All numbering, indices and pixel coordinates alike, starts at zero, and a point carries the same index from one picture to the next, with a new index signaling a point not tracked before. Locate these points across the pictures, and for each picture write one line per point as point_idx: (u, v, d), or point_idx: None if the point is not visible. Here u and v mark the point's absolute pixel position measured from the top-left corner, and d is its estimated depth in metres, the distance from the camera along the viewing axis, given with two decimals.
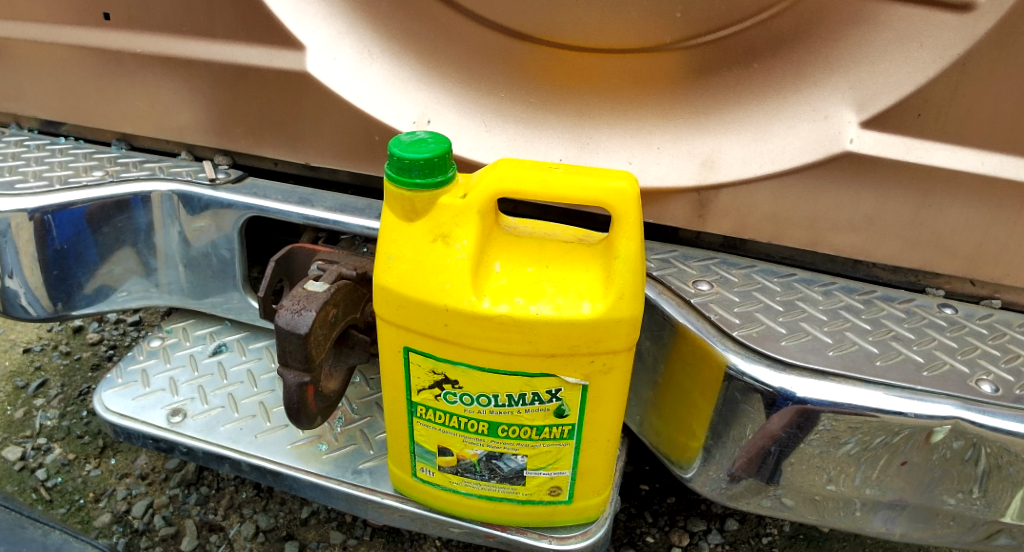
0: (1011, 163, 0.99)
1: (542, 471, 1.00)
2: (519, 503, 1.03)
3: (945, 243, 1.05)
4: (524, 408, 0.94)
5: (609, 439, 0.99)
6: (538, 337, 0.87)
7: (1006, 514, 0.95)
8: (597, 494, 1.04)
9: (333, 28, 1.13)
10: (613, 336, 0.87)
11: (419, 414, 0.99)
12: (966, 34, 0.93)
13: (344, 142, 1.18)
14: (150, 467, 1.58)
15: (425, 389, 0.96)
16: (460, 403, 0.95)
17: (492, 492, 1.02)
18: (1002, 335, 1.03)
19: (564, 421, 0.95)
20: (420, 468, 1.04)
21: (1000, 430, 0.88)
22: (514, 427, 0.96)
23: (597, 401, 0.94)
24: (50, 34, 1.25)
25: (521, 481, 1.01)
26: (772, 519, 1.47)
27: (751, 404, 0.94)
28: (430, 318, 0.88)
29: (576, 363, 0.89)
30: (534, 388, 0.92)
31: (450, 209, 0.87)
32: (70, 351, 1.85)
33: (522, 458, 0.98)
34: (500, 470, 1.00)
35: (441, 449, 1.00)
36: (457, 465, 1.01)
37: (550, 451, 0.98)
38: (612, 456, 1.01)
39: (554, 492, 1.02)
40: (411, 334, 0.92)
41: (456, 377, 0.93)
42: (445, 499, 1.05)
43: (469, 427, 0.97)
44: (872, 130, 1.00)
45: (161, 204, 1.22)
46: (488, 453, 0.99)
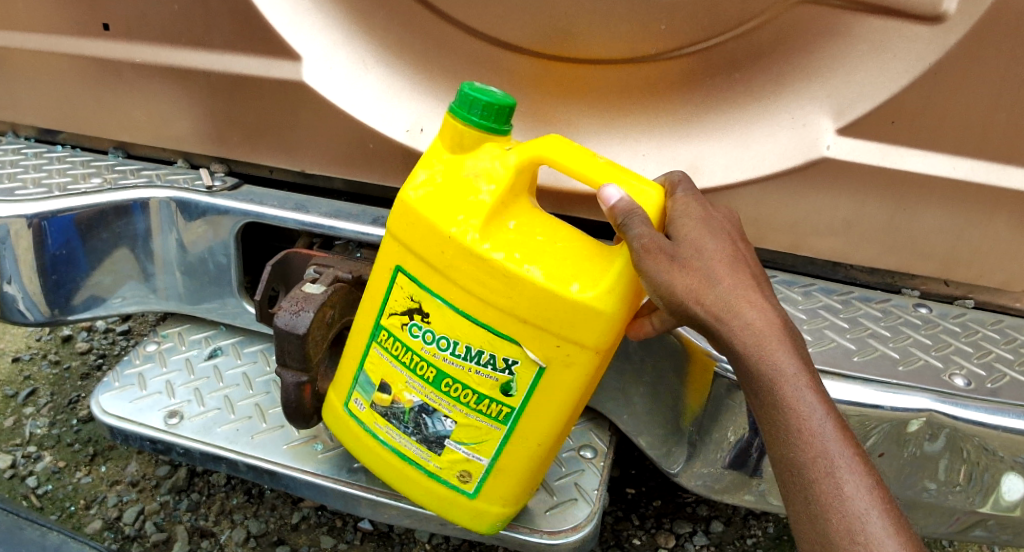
0: (981, 168, 1.04)
1: (462, 448, 0.99)
2: (428, 476, 1.03)
3: (920, 246, 1.10)
4: (477, 367, 0.94)
5: (538, 445, 0.98)
6: (519, 295, 0.89)
7: (984, 504, 0.98)
8: (493, 502, 1.02)
9: (329, 38, 1.16)
10: (584, 330, 0.89)
11: (380, 341, 1.01)
12: (936, 46, 0.98)
13: (338, 150, 1.21)
14: (141, 474, 1.58)
15: (397, 314, 0.98)
16: (420, 339, 0.97)
17: (407, 451, 1.02)
18: (975, 333, 1.08)
19: (507, 400, 0.95)
20: (354, 401, 1.05)
21: (975, 421, 0.93)
22: (460, 386, 0.96)
23: (545, 391, 0.94)
24: (50, 44, 1.28)
25: (438, 451, 1.01)
26: (757, 521, 1.50)
27: (734, 400, 0.98)
28: (429, 249, 0.92)
29: (540, 339, 0.90)
30: (490, 350, 0.93)
31: (491, 155, 0.92)
32: (60, 360, 1.86)
33: (450, 424, 0.99)
34: (424, 433, 1.00)
35: (383, 384, 1.02)
36: (389, 408, 1.02)
37: (479, 428, 0.98)
38: (534, 467, 1.00)
39: (462, 477, 1.01)
40: (409, 259, 0.95)
41: (429, 309, 0.95)
42: (364, 440, 1.06)
43: (417, 370, 0.98)
44: (848, 137, 1.05)
45: (160, 210, 1.24)
46: (420, 403, 0.99)
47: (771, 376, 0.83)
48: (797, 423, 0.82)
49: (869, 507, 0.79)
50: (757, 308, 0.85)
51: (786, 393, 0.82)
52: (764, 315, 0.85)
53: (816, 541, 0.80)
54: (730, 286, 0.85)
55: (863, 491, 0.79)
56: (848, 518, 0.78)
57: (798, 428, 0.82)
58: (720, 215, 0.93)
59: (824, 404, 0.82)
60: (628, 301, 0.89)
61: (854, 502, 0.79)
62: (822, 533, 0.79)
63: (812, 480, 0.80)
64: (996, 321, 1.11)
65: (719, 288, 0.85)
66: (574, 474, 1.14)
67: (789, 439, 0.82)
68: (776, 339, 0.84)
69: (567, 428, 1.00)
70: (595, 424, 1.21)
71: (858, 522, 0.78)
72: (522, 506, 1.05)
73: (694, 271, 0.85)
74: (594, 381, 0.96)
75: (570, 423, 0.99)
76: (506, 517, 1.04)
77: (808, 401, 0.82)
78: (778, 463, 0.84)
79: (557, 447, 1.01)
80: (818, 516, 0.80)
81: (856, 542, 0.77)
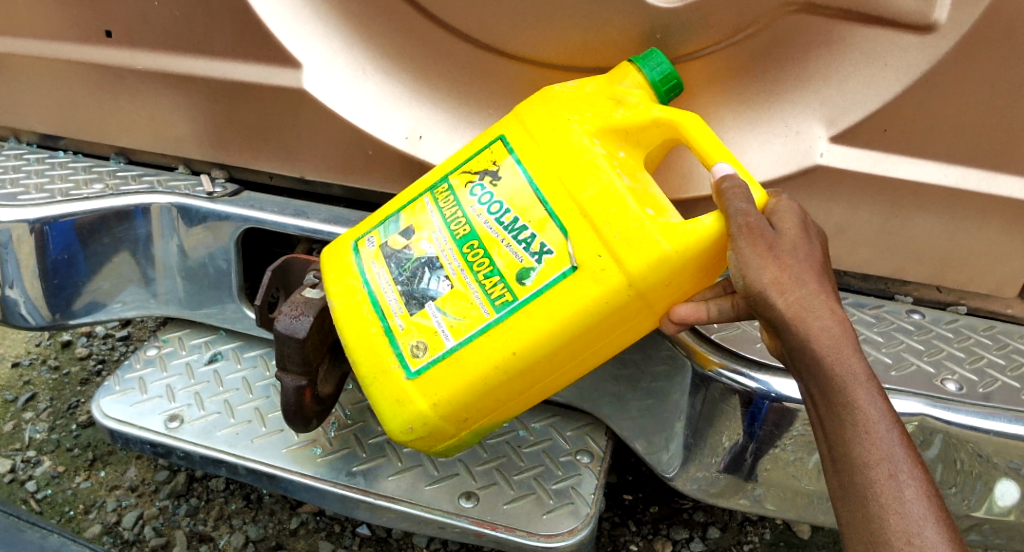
0: (972, 176, 1.05)
1: (435, 316, 0.98)
2: (386, 332, 1.00)
3: (913, 252, 1.12)
4: (512, 242, 0.96)
5: (511, 357, 0.93)
6: (594, 190, 0.92)
7: (978, 509, 0.98)
8: (424, 395, 0.96)
9: (329, 46, 1.17)
10: (629, 251, 0.89)
11: (434, 193, 1.05)
12: (928, 54, 0.99)
13: (338, 155, 1.23)
14: (140, 479, 1.58)
15: (469, 173, 1.03)
16: (476, 198, 1.00)
17: (382, 299, 1.02)
18: (967, 339, 1.09)
19: (512, 287, 0.94)
20: (368, 239, 1.07)
21: (965, 426, 0.94)
22: (482, 255, 0.97)
23: (558, 296, 0.92)
24: (53, 51, 1.29)
25: (411, 309, 0.99)
26: (753, 527, 1.51)
27: (728, 404, 1.00)
28: (538, 126, 0.98)
29: (582, 237, 0.92)
30: (532, 231, 0.95)
31: (637, 96, 0.99)
32: (59, 366, 1.86)
33: (444, 287, 0.99)
34: (412, 287, 1.01)
35: (407, 230, 1.04)
36: (397, 252, 1.03)
37: (467, 304, 0.97)
38: (487, 379, 0.94)
39: (414, 350, 0.97)
40: (512, 129, 1.01)
41: (504, 172, 1.00)
42: (349, 284, 1.05)
43: (452, 225, 1.01)
44: (841, 144, 1.06)
45: (161, 216, 1.26)
46: (430, 256, 1.01)
47: (841, 377, 0.83)
48: (863, 424, 0.81)
49: (925, 511, 0.78)
50: (829, 308, 0.85)
51: (857, 393, 0.82)
52: (836, 316, 0.85)
53: (872, 542, 0.78)
54: (806, 282, 0.86)
55: (921, 495, 0.78)
56: (906, 519, 0.77)
57: (863, 429, 0.81)
58: (814, 226, 0.94)
59: (888, 410, 0.82)
60: (684, 262, 0.90)
61: (912, 504, 0.78)
62: (879, 534, 0.78)
63: (872, 481, 0.80)
64: (988, 327, 1.12)
65: (796, 282, 0.85)
66: (571, 478, 1.15)
67: (853, 439, 0.81)
68: (851, 343, 0.84)
69: (542, 365, 0.94)
70: (591, 429, 1.22)
71: (916, 524, 0.77)
72: (440, 426, 0.97)
73: (774, 262, 0.85)
74: (598, 332, 0.92)
75: (548, 358, 0.93)
76: (424, 429, 0.97)
77: (876, 406, 0.82)
78: (837, 463, 0.83)
79: (520, 380, 0.95)
80: (876, 515, 0.79)
81: (914, 544, 0.76)
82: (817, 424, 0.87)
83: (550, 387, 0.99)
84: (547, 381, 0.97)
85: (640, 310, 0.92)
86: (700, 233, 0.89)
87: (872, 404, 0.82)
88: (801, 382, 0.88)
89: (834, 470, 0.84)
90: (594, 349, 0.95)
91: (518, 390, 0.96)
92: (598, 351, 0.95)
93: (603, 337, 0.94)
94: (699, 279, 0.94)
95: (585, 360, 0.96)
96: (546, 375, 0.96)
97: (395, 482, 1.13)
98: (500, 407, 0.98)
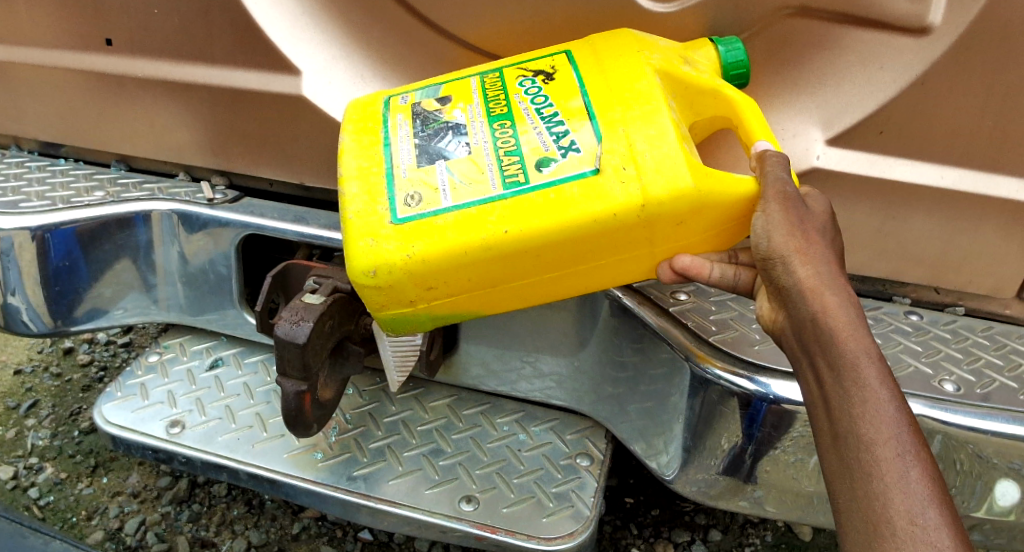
0: (968, 177, 1.05)
1: (442, 173, 0.97)
2: (387, 173, 0.99)
3: (910, 254, 1.12)
4: (544, 129, 0.98)
5: (500, 235, 0.93)
6: (641, 118, 0.95)
7: (978, 509, 0.98)
8: (401, 243, 0.94)
9: (328, 53, 1.18)
10: (653, 170, 0.91)
11: (486, 75, 1.07)
12: (923, 57, 1.00)
13: (336, 162, 1.23)
14: (143, 485, 1.59)
15: (522, 71, 1.05)
16: (523, 89, 1.03)
17: (397, 147, 1.02)
18: (966, 339, 1.10)
19: (529, 169, 0.95)
20: (402, 96, 1.08)
21: (964, 426, 0.94)
22: (511, 134, 0.99)
23: (570, 190, 0.92)
24: (54, 59, 1.30)
25: (423, 162, 0.99)
26: (755, 530, 1.51)
27: (728, 406, 1.00)
28: (609, 52, 1.01)
29: (615, 147, 0.94)
30: (567, 128, 0.97)
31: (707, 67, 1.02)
32: (62, 373, 1.87)
33: (461, 152, 0.99)
34: (430, 144, 1.01)
35: (445, 98, 1.05)
36: (429, 113, 1.04)
37: (479, 170, 0.97)
38: (467, 247, 0.93)
39: (405, 201, 0.96)
40: (580, 48, 1.04)
41: (556, 76, 1.02)
42: (371, 124, 1.06)
43: (492, 102, 1.03)
44: (837, 147, 1.07)
45: (161, 222, 1.27)
46: (458, 123, 1.02)
47: (847, 353, 0.77)
48: (869, 402, 0.74)
49: (929, 495, 0.70)
50: (844, 288, 0.82)
51: (864, 368, 0.75)
52: (850, 297, 0.81)
53: (872, 521, 0.70)
54: (827, 261, 0.84)
55: (927, 480, 0.70)
56: (911, 499, 0.69)
57: (868, 408, 0.74)
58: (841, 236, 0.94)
59: (898, 392, 0.75)
60: (703, 203, 0.92)
61: (917, 488, 0.70)
62: (881, 513, 0.70)
63: (878, 457, 0.72)
64: (986, 328, 1.13)
65: (819, 257, 0.83)
66: (571, 481, 1.15)
67: (859, 409, 0.74)
68: (859, 323, 0.79)
69: (525, 253, 0.93)
70: (591, 432, 1.23)
71: (920, 505, 0.69)
72: (403, 283, 0.95)
73: (800, 235, 0.85)
74: (584, 241, 0.93)
75: (532, 249, 0.93)
76: (386, 279, 0.95)
77: (884, 386, 0.75)
78: (837, 434, 0.75)
79: (498, 266, 0.95)
80: (879, 493, 0.71)
81: (916, 525, 0.68)
82: (816, 397, 0.79)
83: (523, 289, 0.99)
84: (521, 278, 0.97)
85: (638, 239, 0.94)
86: (731, 186, 0.93)
87: (883, 381, 0.75)
88: (802, 354, 0.81)
89: (833, 444, 0.76)
90: (573, 267, 0.96)
91: (494, 275, 0.96)
92: (576, 267, 0.96)
93: (587, 253, 0.94)
94: (707, 239, 0.98)
95: (561, 273, 0.97)
96: (525, 265, 0.95)
97: (395, 486, 1.14)
98: (468, 289, 0.97)
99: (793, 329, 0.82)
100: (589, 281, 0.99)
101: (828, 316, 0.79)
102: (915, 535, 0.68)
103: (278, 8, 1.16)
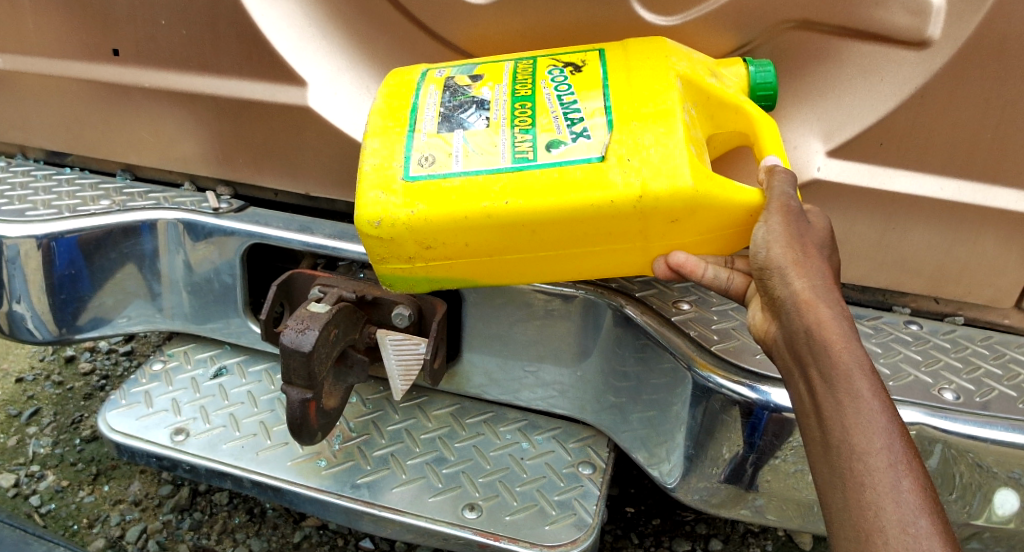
0: (967, 188, 1.06)
1: (458, 141, 0.99)
2: (408, 134, 1.01)
3: (910, 265, 1.13)
4: (561, 112, 0.99)
5: (499, 206, 0.94)
6: (657, 115, 0.96)
7: (978, 517, 0.99)
8: (407, 200, 0.96)
9: (335, 64, 1.20)
10: (655, 166, 0.93)
11: (521, 59, 1.08)
12: (922, 69, 1.01)
13: (341, 173, 1.24)
14: (144, 493, 1.59)
15: (554, 60, 1.06)
16: (551, 77, 1.03)
17: (421, 109, 1.03)
18: (966, 349, 1.11)
19: (538, 148, 0.96)
20: (439, 70, 1.08)
21: (964, 434, 0.95)
22: (530, 113, 1.00)
23: (572, 175, 0.94)
24: (62, 69, 1.31)
25: (443, 129, 1.01)
26: (755, 539, 1.51)
27: (730, 415, 1.01)
28: (639, 55, 1.02)
29: (623, 138, 0.95)
30: (582, 115, 0.98)
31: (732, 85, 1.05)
32: (63, 381, 1.87)
33: (480, 125, 1.00)
34: (453, 114, 1.02)
35: (476, 74, 1.06)
36: (457, 86, 1.05)
37: (492, 143, 0.98)
38: (466, 215, 0.95)
39: (419, 161, 0.98)
40: (614, 49, 1.05)
41: (584, 68, 1.03)
42: (404, 89, 1.07)
43: (519, 84, 1.03)
44: (838, 159, 1.08)
45: (167, 231, 1.27)
46: (483, 99, 1.02)
47: (839, 363, 0.77)
48: (861, 412, 0.74)
49: (919, 504, 0.69)
50: (838, 302, 0.83)
51: (857, 378, 0.76)
52: (844, 311, 0.82)
53: (864, 530, 0.70)
54: (822, 275, 0.85)
55: (919, 490, 0.70)
56: (902, 507, 0.69)
57: (860, 418, 0.74)
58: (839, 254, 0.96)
59: (892, 404, 0.75)
60: (699, 204, 0.93)
61: (908, 498, 0.69)
62: (872, 522, 0.69)
63: (870, 465, 0.72)
64: (985, 337, 1.14)
65: (814, 270, 0.85)
66: (573, 489, 1.16)
67: (851, 418, 0.74)
68: (852, 335, 0.79)
69: (522, 227, 0.95)
70: (593, 441, 1.24)
71: (912, 514, 0.68)
72: (402, 241, 0.98)
73: (797, 247, 0.87)
74: (579, 222, 0.95)
75: (530, 223, 0.95)
76: (388, 231, 0.97)
77: (876, 397, 0.75)
78: (829, 443, 0.75)
79: (496, 235, 0.97)
80: (871, 501, 0.70)
81: (908, 534, 0.68)
82: (808, 407, 0.79)
83: (517, 262, 1.01)
84: (517, 250, 0.99)
85: (631, 229, 0.96)
86: (733, 194, 0.95)
87: (876, 392, 0.75)
88: (795, 366, 0.82)
89: (824, 453, 0.76)
90: (566, 247, 0.98)
91: (490, 244, 0.98)
92: (569, 248, 0.98)
93: (580, 235, 0.97)
94: (705, 241, 0.99)
95: (553, 252, 0.99)
96: (520, 239, 0.97)
97: (399, 494, 1.14)
98: (464, 254, 0.99)
99: (785, 340, 0.83)
100: (581, 265, 1.02)
101: (821, 327, 0.79)
102: (907, 543, 0.67)
103: (286, 20, 1.18)
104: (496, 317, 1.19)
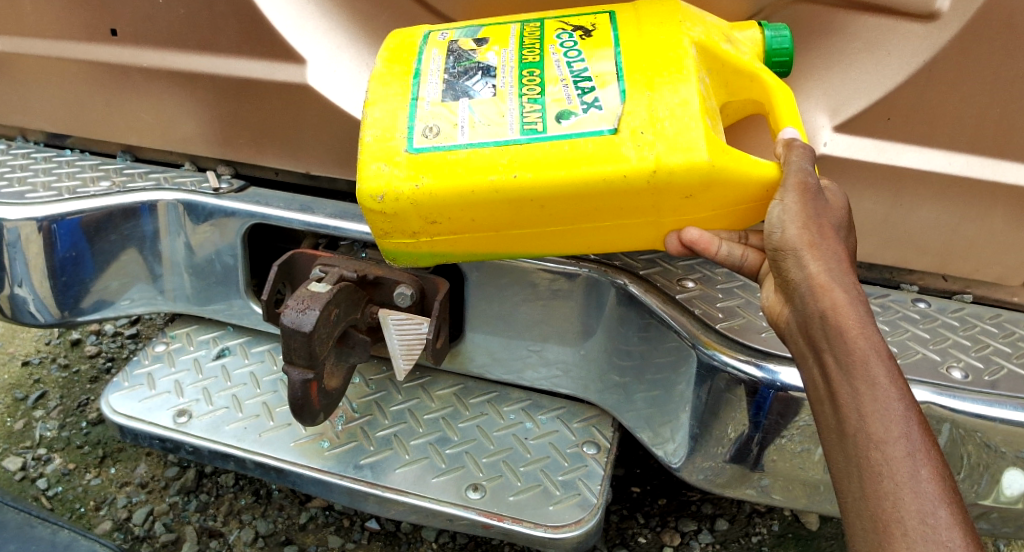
0: (976, 163, 1.04)
1: (465, 110, 0.97)
2: (410, 102, 0.99)
3: (917, 241, 1.11)
4: (570, 79, 0.97)
5: (506, 180, 0.93)
6: (670, 84, 0.94)
7: (986, 497, 0.98)
8: (411, 172, 0.95)
9: (334, 41, 1.18)
10: (669, 140, 0.91)
11: (528, 22, 1.06)
12: (931, 42, 0.99)
13: (343, 152, 1.23)
14: (150, 475, 1.59)
15: (563, 24, 1.03)
16: (560, 41, 1.01)
17: (424, 76, 1.01)
18: (974, 326, 1.09)
19: (548, 119, 0.95)
20: (441, 33, 1.06)
21: (972, 412, 0.94)
22: (537, 81, 0.98)
23: (583, 148, 0.92)
24: (60, 50, 1.30)
25: (449, 98, 0.99)
26: (761, 519, 1.50)
27: (734, 394, 1.00)
28: (650, 18, 1.01)
29: (636, 110, 0.93)
30: (593, 85, 0.96)
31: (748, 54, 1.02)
32: (69, 364, 1.88)
33: (486, 93, 0.98)
34: (458, 81, 1.00)
35: (480, 38, 1.04)
36: (463, 51, 1.03)
37: (500, 112, 0.96)
38: (474, 190, 0.94)
39: (423, 132, 0.96)
40: (624, 11, 1.03)
41: (593, 32, 1.01)
42: (405, 53, 1.05)
43: (526, 48, 1.01)
44: (844, 134, 1.07)
45: (167, 213, 1.26)
46: (488, 65, 1.01)
47: (855, 349, 0.76)
48: (879, 401, 0.72)
49: (938, 493, 0.67)
50: (854, 286, 0.81)
51: (873, 364, 0.74)
52: (859, 296, 0.81)
53: (880, 521, 0.68)
54: (838, 257, 0.84)
55: (938, 478, 0.68)
56: (921, 497, 0.67)
57: (878, 407, 0.72)
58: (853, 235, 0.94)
59: (909, 392, 0.74)
60: (713, 178, 0.92)
61: (926, 490, 0.67)
62: (891, 513, 0.68)
63: (887, 454, 0.70)
64: (994, 315, 1.12)
65: (830, 253, 0.83)
66: (577, 469, 1.15)
67: (868, 405, 0.73)
68: (867, 320, 0.78)
69: (530, 201, 0.94)
70: (597, 420, 1.23)
71: (931, 504, 0.66)
72: (406, 215, 0.97)
73: (813, 228, 0.85)
74: (589, 198, 0.93)
75: (538, 197, 0.94)
76: (392, 206, 0.96)
77: (893, 384, 0.73)
78: (845, 431, 0.74)
79: (502, 209, 0.95)
80: (888, 491, 0.68)
81: (926, 525, 0.66)
82: (823, 393, 0.78)
83: (523, 237, 1.00)
84: (524, 224, 0.98)
85: (644, 204, 0.94)
86: (748, 169, 0.94)
87: (892, 378, 0.74)
88: (808, 349, 0.81)
89: (839, 442, 0.74)
90: (574, 222, 0.97)
91: (497, 218, 0.97)
92: (577, 223, 0.97)
93: (590, 210, 0.95)
94: (718, 217, 0.98)
95: (561, 226, 0.98)
96: (528, 214, 0.96)
97: (402, 474, 1.14)
98: (470, 228, 0.98)
99: (800, 325, 0.82)
100: (589, 240, 1.00)
101: (836, 312, 0.78)
102: (926, 535, 0.65)
103: None
104: (498, 297, 1.18)
